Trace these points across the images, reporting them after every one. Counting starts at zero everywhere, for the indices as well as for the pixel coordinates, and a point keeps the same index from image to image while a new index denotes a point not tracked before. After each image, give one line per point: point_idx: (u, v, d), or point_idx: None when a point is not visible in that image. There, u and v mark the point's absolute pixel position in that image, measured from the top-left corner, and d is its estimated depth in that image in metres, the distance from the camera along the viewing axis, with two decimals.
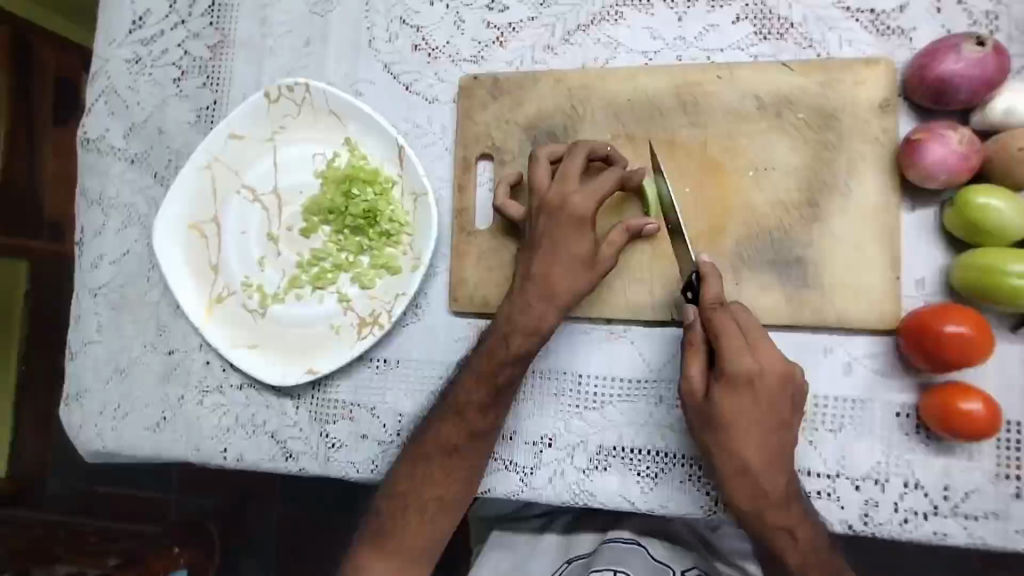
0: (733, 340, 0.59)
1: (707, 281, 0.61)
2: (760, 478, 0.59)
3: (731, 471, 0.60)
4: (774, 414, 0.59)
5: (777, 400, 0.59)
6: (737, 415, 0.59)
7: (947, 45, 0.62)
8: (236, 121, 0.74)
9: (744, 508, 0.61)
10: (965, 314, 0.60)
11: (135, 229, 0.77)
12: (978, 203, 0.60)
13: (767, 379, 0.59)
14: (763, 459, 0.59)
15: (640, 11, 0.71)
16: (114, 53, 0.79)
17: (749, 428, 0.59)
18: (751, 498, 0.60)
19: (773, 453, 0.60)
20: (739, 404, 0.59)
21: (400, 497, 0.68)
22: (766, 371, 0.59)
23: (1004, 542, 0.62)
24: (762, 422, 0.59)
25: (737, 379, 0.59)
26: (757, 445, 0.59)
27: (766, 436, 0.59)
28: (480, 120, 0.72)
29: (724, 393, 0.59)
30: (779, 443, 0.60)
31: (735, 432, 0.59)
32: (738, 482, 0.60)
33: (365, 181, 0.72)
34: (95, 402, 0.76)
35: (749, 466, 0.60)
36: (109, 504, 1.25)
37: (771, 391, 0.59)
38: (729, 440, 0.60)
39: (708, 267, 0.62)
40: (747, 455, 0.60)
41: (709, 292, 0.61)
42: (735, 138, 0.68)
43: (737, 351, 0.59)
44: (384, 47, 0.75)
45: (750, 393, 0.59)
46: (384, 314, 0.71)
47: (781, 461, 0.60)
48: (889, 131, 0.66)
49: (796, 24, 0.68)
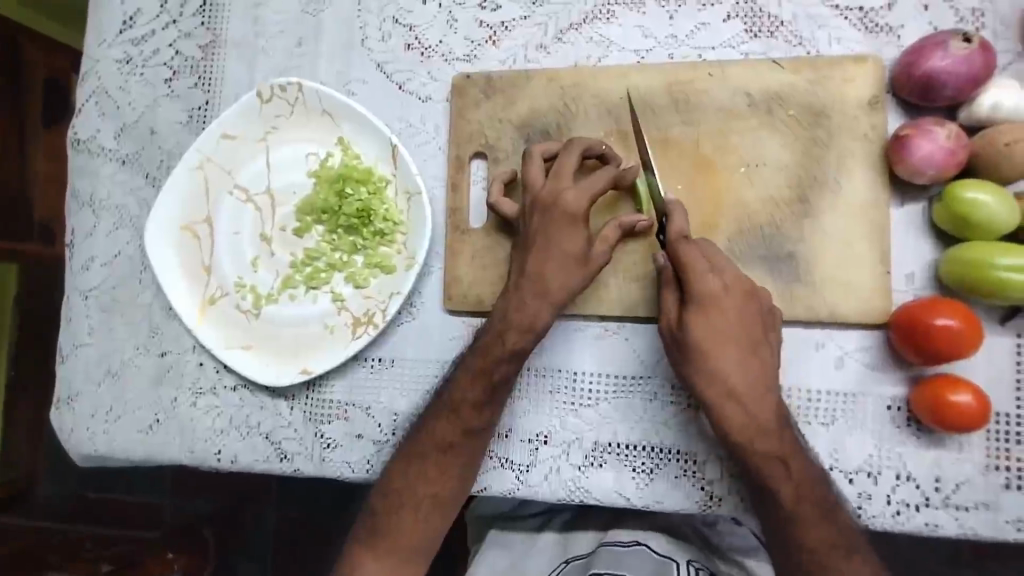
0: (697, 263, 0.62)
1: (673, 217, 0.63)
2: (746, 401, 0.61)
3: (717, 397, 0.61)
4: (746, 333, 0.62)
5: (747, 317, 0.62)
6: (711, 335, 0.61)
7: (934, 42, 0.63)
8: (228, 121, 0.74)
9: (737, 437, 0.61)
10: (953, 307, 0.61)
11: (126, 230, 0.77)
12: (967, 198, 0.61)
13: (732, 296, 0.62)
14: (743, 378, 0.61)
15: (631, 9, 0.72)
16: (105, 53, 0.79)
17: (726, 348, 0.61)
18: (742, 424, 0.61)
19: (752, 369, 0.61)
20: (712, 325, 0.61)
21: (395, 497, 0.68)
22: (730, 288, 0.62)
23: (996, 533, 0.63)
24: (735, 338, 0.61)
25: (705, 299, 0.61)
26: (736, 363, 0.61)
27: (743, 352, 0.61)
28: (473, 118, 0.73)
29: (697, 315, 0.62)
30: (758, 362, 0.61)
31: (713, 354, 0.61)
32: (726, 408, 0.61)
33: (358, 180, 0.72)
34: (87, 405, 0.76)
35: (733, 388, 0.61)
36: (101, 511, 1.25)
37: (739, 309, 0.62)
38: (709, 363, 0.61)
39: (674, 203, 0.63)
40: (728, 375, 0.61)
41: (674, 226, 0.63)
42: (727, 134, 0.68)
43: (702, 272, 0.62)
44: (376, 47, 0.75)
45: (719, 312, 0.61)
46: (378, 313, 0.71)
47: (762, 380, 0.61)
48: (878, 127, 0.66)
49: (785, 22, 0.69)
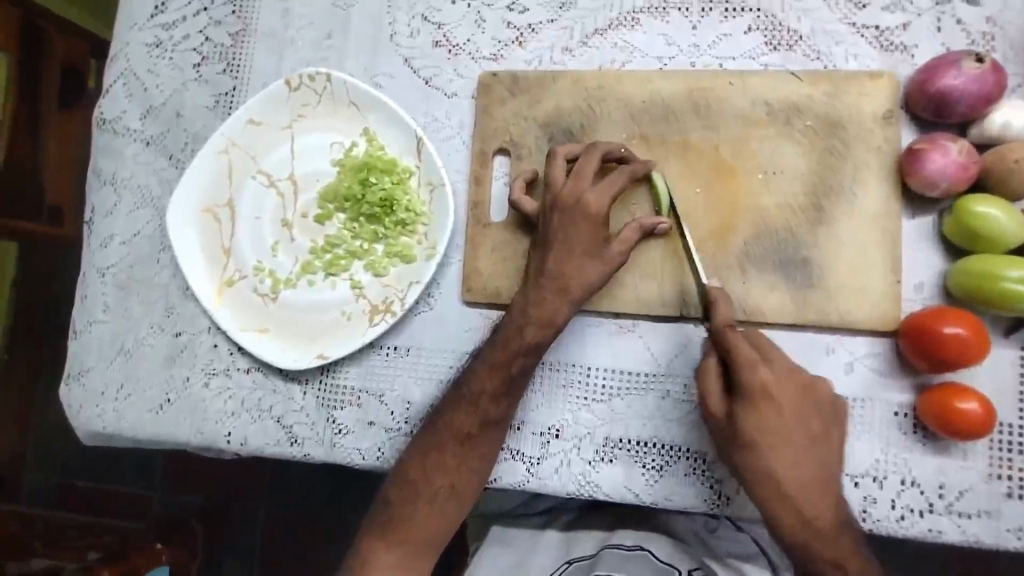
0: (748, 359, 0.61)
1: (715, 304, 0.63)
2: (800, 501, 0.61)
3: (770, 493, 0.62)
4: (800, 434, 0.62)
5: (801, 419, 0.62)
6: (762, 437, 0.61)
7: (947, 61, 0.65)
8: (255, 108, 0.75)
9: (789, 534, 0.62)
10: (962, 316, 0.63)
11: (147, 210, 0.78)
12: (977, 212, 0.63)
13: (786, 390, 0.62)
14: (797, 479, 0.61)
15: (656, 18, 0.74)
16: (135, 36, 0.80)
17: (780, 462, 0.61)
18: (797, 523, 0.62)
19: (810, 470, 0.62)
20: (764, 426, 0.61)
21: (407, 484, 0.68)
22: (783, 383, 0.62)
23: (997, 541, 0.64)
24: (789, 438, 0.62)
25: (758, 395, 0.61)
26: (790, 465, 0.62)
27: (797, 454, 0.62)
28: (498, 115, 0.74)
29: (745, 408, 0.61)
30: (813, 461, 0.62)
31: (768, 454, 0.61)
32: (781, 509, 0.62)
33: (382, 170, 0.73)
34: (97, 381, 0.75)
35: (786, 488, 0.61)
36: (88, 501, 1.21)
37: (792, 403, 0.62)
38: (761, 467, 0.62)
39: (718, 292, 0.64)
40: (781, 475, 0.61)
41: (718, 317, 0.63)
42: (746, 142, 0.70)
43: (755, 368, 0.61)
44: (405, 42, 0.77)
45: (772, 412, 0.62)
46: (396, 301, 0.72)
47: (819, 486, 0.62)
48: (891, 141, 0.69)
49: (804, 36, 0.72)
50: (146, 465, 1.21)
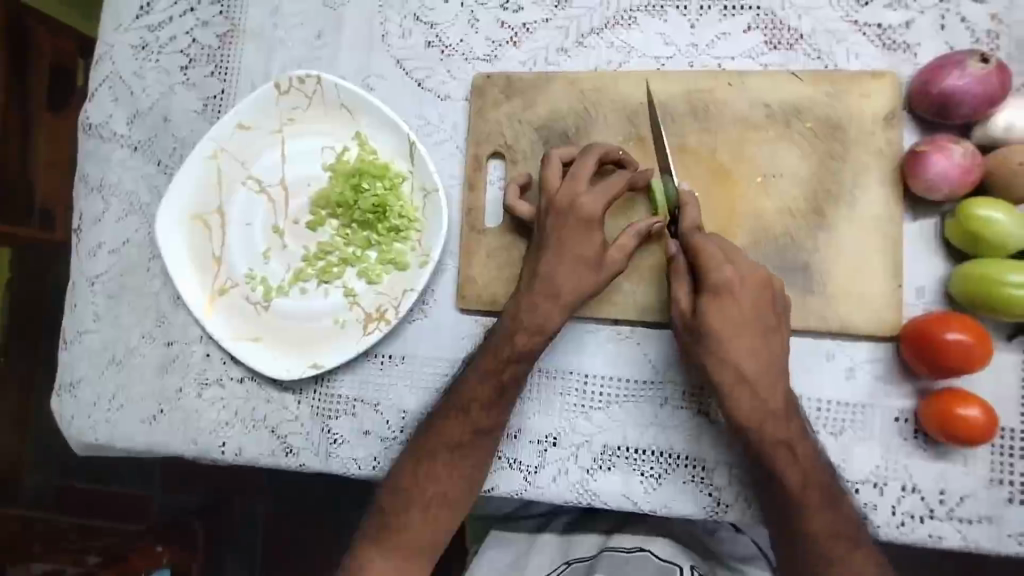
0: (710, 251, 0.62)
1: (685, 209, 0.65)
2: (757, 387, 0.61)
3: (729, 381, 0.62)
4: (758, 322, 0.61)
5: (761, 308, 0.62)
6: (723, 325, 0.61)
7: (951, 61, 0.63)
8: (244, 112, 0.74)
9: (745, 424, 0.62)
10: (965, 322, 0.61)
11: (136, 218, 0.76)
12: (980, 216, 0.61)
13: (748, 286, 0.62)
14: (754, 364, 0.61)
15: (653, 16, 0.72)
16: (120, 38, 0.78)
17: (741, 352, 0.61)
18: (751, 410, 0.61)
19: (767, 360, 0.61)
20: (725, 314, 0.61)
21: (401, 494, 0.67)
22: (746, 277, 0.62)
23: (998, 546, 0.64)
24: (749, 325, 0.61)
25: (720, 287, 0.61)
26: (749, 350, 0.61)
27: (755, 338, 0.61)
28: (492, 118, 0.73)
29: (709, 303, 0.61)
30: (769, 346, 0.62)
31: (727, 340, 0.61)
32: (738, 393, 0.61)
33: (374, 175, 0.72)
34: (89, 393, 0.75)
35: (744, 372, 0.61)
36: (87, 502, 1.21)
37: (754, 295, 0.62)
38: (723, 355, 0.61)
39: (688, 197, 0.65)
40: (738, 360, 0.61)
41: (687, 219, 0.64)
42: (745, 144, 0.69)
43: (717, 262, 0.61)
44: (396, 43, 0.75)
45: (733, 302, 0.61)
46: (390, 309, 0.71)
47: (775, 371, 0.61)
48: (893, 142, 0.67)
49: (805, 35, 0.70)
50: (143, 465, 1.21)
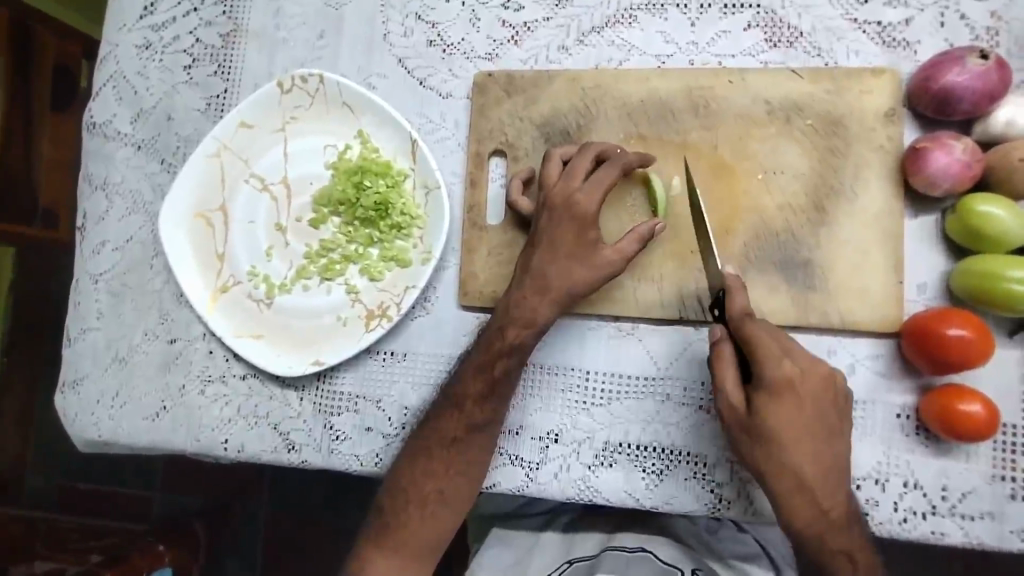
0: (768, 347, 0.59)
1: (732, 297, 0.61)
2: (818, 492, 0.59)
3: (791, 489, 0.59)
4: (821, 420, 0.59)
5: (822, 405, 0.59)
6: (786, 427, 0.58)
7: (951, 58, 0.64)
8: (247, 110, 0.74)
9: (804, 508, 0.59)
10: (964, 317, 0.62)
11: (139, 216, 0.77)
12: (980, 211, 0.62)
13: (807, 380, 0.59)
14: (816, 470, 0.59)
15: (653, 15, 0.72)
16: (124, 38, 0.79)
17: (803, 456, 0.59)
18: (811, 512, 0.59)
19: (828, 465, 0.59)
20: (787, 414, 0.58)
21: (401, 491, 0.68)
22: (805, 373, 0.59)
23: (1000, 542, 0.64)
24: (812, 428, 0.59)
25: (779, 386, 0.58)
26: (810, 457, 0.59)
27: (818, 445, 0.59)
28: (493, 116, 0.73)
29: (768, 405, 0.59)
30: (831, 453, 0.59)
31: (790, 445, 0.59)
32: (798, 502, 0.59)
33: (376, 173, 0.72)
34: (92, 390, 0.75)
35: (805, 480, 0.59)
36: (88, 503, 1.21)
37: (814, 392, 0.59)
38: (783, 458, 0.59)
39: (734, 282, 0.61)
40: (800, 466, 0.59)
41: (735, 306, 0.61)
42: (746, 142, 0.69)
43: (776, 358, 0.58)
44: (398, 42, 0.76)
45: (793, 399, 0.59)
46: (392, 306, 0.71)
47: (836, 475, 0.59)
48: (893, 139, 0.68)
49: (804, 33, 0.70)
50: (145, 464, 1.21)
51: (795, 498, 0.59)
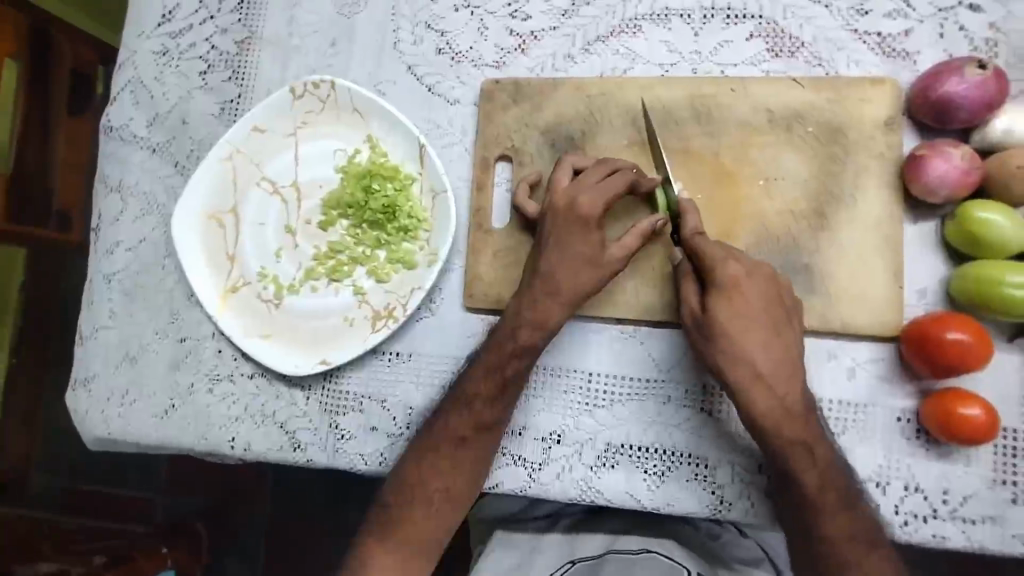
0: (714, 250, 0.63)
1: (686, 217, 0.65)
2: (773, 384, 0.61)
3: (745, 381, 0.61)
4: (771, 317, 0.62)
5: (770, 305, 0.62)
6: (733, 320, 0.61)
7: (950, 68, 0.65)
8: (259, 115, 0.76)
9: (763, 417, 0.61)
10: (963, 322, 0.62)
11: (153, 217, 0.78)
12: (978, 217, 0.63)
13: (754, 281, 0.63)
14: (770, 363, 0.61)
15: (657, 25, 0.74)
16: (142, 45, 0.81)
17: (752, 349, 0.61)
18: (770, 410, 0.61)
19: (781, 359, 0.62)
20: (735, 311, 0.62)
21: (407, 489, 0.68)
22: (752, 275, 0.63)
23: (1002, 546, 0.64)
24: (760, 322, 0.62)
25: (728, 286, 0.62)
26: (762, 347, 0.61)
27: (767, 336, 0.62)
28: (500, 122, 0.75)
29: (719, 302, 0.62)
30: (782, 345, 0.62)
31: (742, 339, 0.61)
32: (755, 392, 0.61)
33: (385, 176, 0.74)
34: (103, 388, 0.76)
35: (760, 371, 0.61)
36: (92, 506, 1.22)
37: (760, 291, 0.62)
38: (735, 351, 0.61)
39: (688, 205, 0.66)
40: (753, 359, 0.61)
41: (687, 227, 0.65)
42: (748, 148, 0.71)
43: (721, 260, 0.62)
44: (408, 50, 0.78)
45: (742, 299, 0.62)
46: (399, 308, 0.72)
47: (790, 368, 0.62)
48: (893, 147, 0.69)
49: (806, 43, 0.72)
50: (150, 466, 1.22)
51: (743, 386, 0.61)
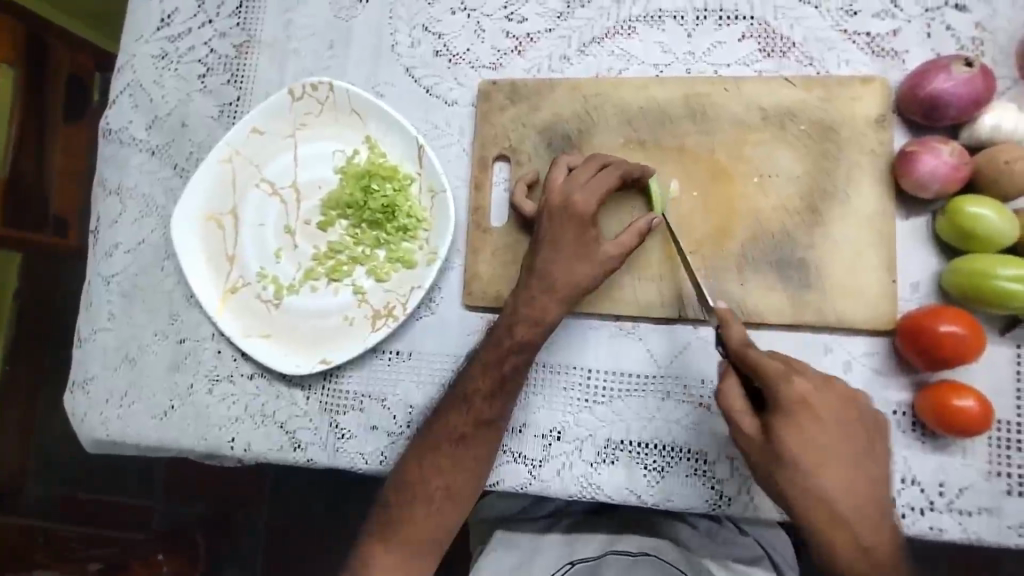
0: (774, 367, 0.58)
1: (728, 327, 0.62)
2: (854, 524, 0.57)
3: (822, 519, 0.58)
4: (848, 446, 0.58)
5: (847, 431, 0.59)
6: (802, 453, 0.57)
7: (937, 66, 0.66)
8: (258, 117, 0.77)
9: (843, 561, 0.58)
10: (954, 314, 0.63)
11: (151, 219, 0.79)
12: (968, 211, 0.64)
13: (825, 402, 0.59)
14: (846, 497, 0.58)
15: (651, 26, 0.75)
16: (141, 48, 0.82)
17: (830, 483, 0.57)
18: (851, 551, 0.58)
19: (860, 491, 0.58)
20: (806, 439, 0.57)
21: (408, 487, 0.68)
22: (823, 393, 0.59)
23: (998, 538, 0.64)
24: (837, 452, 0.58)
25: (797, 410, 0.58)
26: (840, 483, 0.58)
27: (846, 471, 0.58)
28: (498, 122, 0.76)
29: (788, 430, 0.58)
30: (864, 479, 0.58)
31: (817, 471, 0.57)
32: (832, 531, 0.58)
33: (384, 177, 0.74)
34: (102, 389, 0.76)
35: (837, 510, 0.58)
36: (88, 515, 1.21)
37: (834, 414, 0.59)
38: (807, 486, 0.58)
39: (727, 313, 0.63)
40: (831, 494, 0.57)
41: (732, 338, 0.61)
42: (742, 146, 0.72)
43: (786, 379, 0.58)
44: (406, 52, 0.78)
45: (813, 420, 0.58)
46: (398, 306, 0.73)
47: (872, 504, 0.58)
48: (884, 144, 0.70)
49: (797, 43, 0.73)
50: (146, 473, 1.22)
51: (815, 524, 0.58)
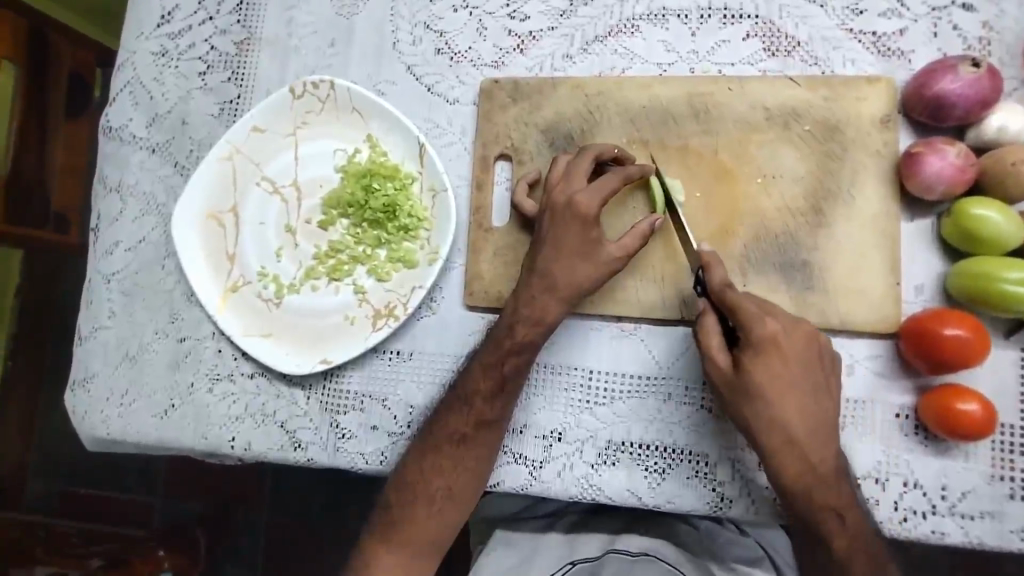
0: (747, 305, 0.60)
1: (711, 268, 0.63)
2: (807, 450, 0.59)
3: (778, 445, 0.59)
4: (809, 381, 0.60)
5: (810, 367, 0.60)
6: (766, 383, 0.59)
7: (944, 66, 0.66)
8: (259, 115, 0.76)
9: (794, 486, 0.60)
10: (961, 318, 0.63)
11: (152, 217, 0.78)
12: (976, 214, 0.63)
13: (792, 341, 0.60)
14: (805, 428, 0.59)
15: (655, 25, 0.75)
16: (141, 45, 0.81)
17: (788, 412, 0.59)
18: (800, 474, 0.59)
19: (818, 423, 0.59)
20: (771, 371, 0.59)
21: (408, 487, 0.68)
22: (790, 333, 0.60)
23: (1000, 542, 0.64)
24: (797, 386, 0.59)
25: (765, 344, 0.59)
26: (798, 414, 0.59)
27: (804, 402, 0.59)
28: (500, 121, 0.75)
29: (754, 361, 0.59)
30: (820, 411, 0.60)
31: (776, 398, 0.59)
32: (787, 457, 0.59)
33: (385, 175, 0.74)
34: (102, 387, 0.76)
35: (794, 437, 0.59)
36: (89, 510, 1.21)
37: (799, 352, 0.60)
38: (768, 414, 0.59)
39: (712, 255, 0.64)
40: (789, 423, 0.59)
41: (714, 279, 0.63)
42: (745, 146, 0.71)
43: (757, 317, 0.59)
44: (407, 50, 0.78)
45: (780, 358, 0.59)
46: (399, 306, 0.72)
47: (825, 434, 0.60)
48: (889, 145, 0.69)
49: (802, 42, 0.72)
50: (148, 469, 1.22)
51: (772, 448, 0.59)
